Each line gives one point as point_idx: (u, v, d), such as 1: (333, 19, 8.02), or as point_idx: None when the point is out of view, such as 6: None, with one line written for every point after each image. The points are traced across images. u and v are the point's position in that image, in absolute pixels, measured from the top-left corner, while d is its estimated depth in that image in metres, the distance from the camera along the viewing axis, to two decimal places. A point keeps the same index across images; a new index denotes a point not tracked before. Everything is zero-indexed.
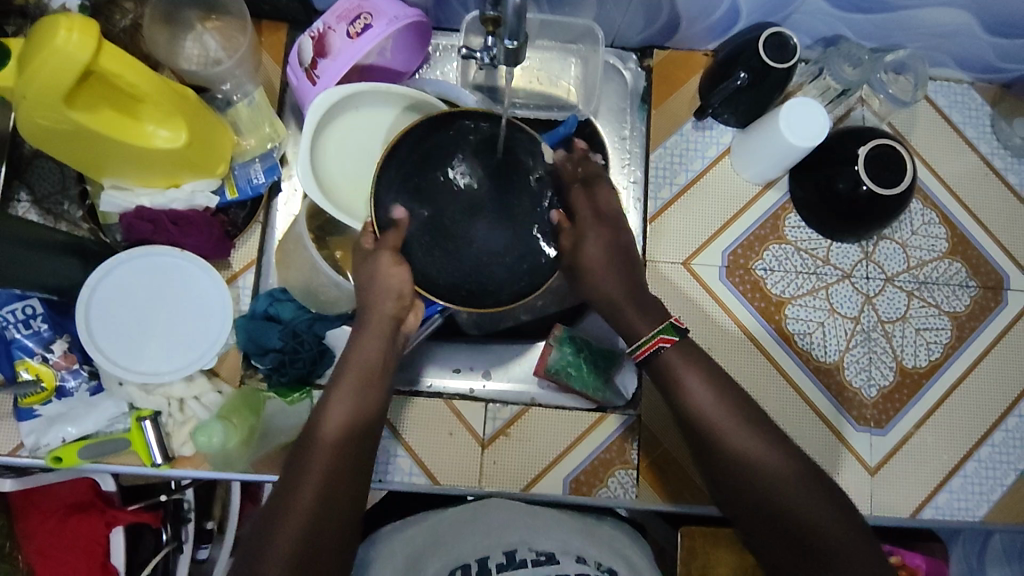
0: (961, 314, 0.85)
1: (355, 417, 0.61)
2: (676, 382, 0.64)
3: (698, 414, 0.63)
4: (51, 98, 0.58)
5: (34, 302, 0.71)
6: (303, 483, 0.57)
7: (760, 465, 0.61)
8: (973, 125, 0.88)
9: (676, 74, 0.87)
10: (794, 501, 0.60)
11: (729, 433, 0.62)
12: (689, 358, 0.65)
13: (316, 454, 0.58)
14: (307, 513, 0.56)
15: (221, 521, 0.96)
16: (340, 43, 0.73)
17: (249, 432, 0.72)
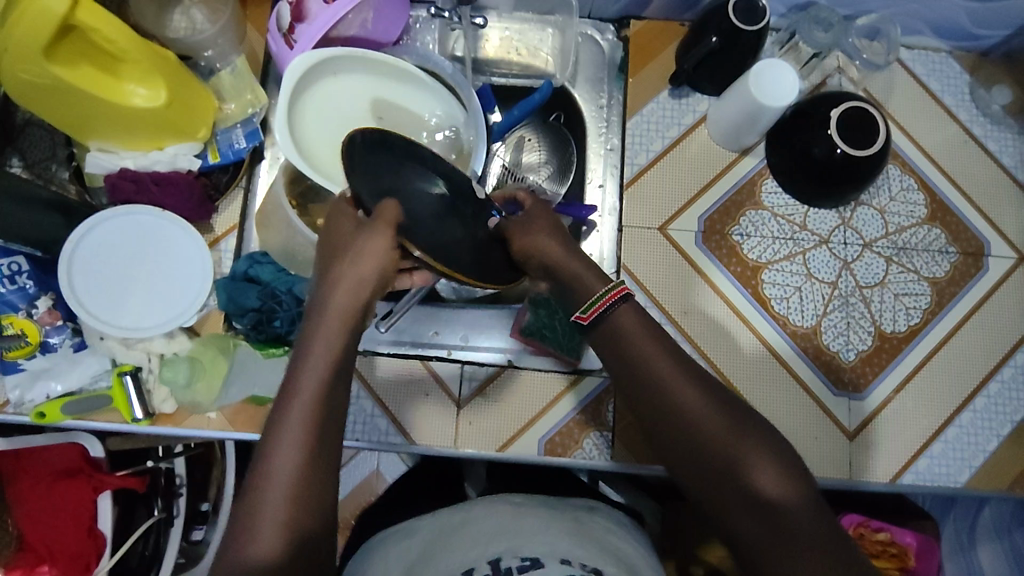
0: (941, 280, 0.85)
1: (316, 433, 0.52)
2: (624, 344, 0.59)
3: (650, 375, 0.57)
4: (31, 51, 0.60)
5: (19, 259, 0.72)
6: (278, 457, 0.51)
7: (714, 424, 0.55)
8: (951, 93, 0.88)
9: (653, 43, 0.87)
10: (748, 457, 0.53)
11: (681, 391, 0.56)
12: (644, 318, 0.61)
13: (273, 485, 0.50)
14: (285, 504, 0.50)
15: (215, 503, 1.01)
16: (318, 8, 0.75)
17: (217, 371, 0.76)
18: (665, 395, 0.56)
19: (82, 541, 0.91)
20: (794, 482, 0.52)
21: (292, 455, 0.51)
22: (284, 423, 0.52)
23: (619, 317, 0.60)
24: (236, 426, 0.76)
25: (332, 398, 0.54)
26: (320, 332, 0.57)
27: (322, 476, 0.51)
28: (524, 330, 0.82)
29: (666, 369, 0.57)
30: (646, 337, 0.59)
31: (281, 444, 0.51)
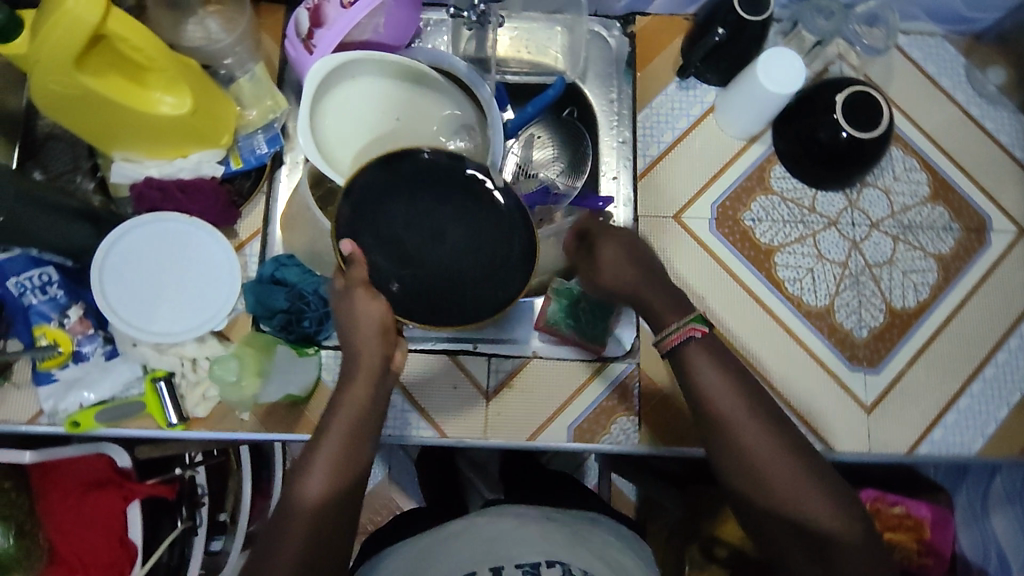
0: (946, 255, 0.87)
1: (343, 457, 0.60)
2: (692, 379, 0.61)
3: (719, 414, 0.60)
4: (63, 63, 0.61)
5: (50, 269, 0.74)
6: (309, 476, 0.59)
7: (776, 463, 0.58)
8: (948, 76, 0.91)
9: (661, 36, 0.90)
10: (805, 499, 0.57)
11: (726, 408, 0.60)
12: (713, 355, 0.62)
13: (299, 511, 0.58)
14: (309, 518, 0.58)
15: (233, 513, 1.04)
16: (334, 13, 0.76)
17: (259, 368, 0.75)
18: (728, 434, 0.59)
19: (114, 551, 0.91)
20: (847, 522, 0.57)
21: (321, 474, 0.59)
22: (317, 454, 0.60)
23: (691, 352, 0.62)
24: (268, 427, 0.78)
25: (359, 434, 0.61)
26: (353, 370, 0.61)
27: (343, 499, 0.59)
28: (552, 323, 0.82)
29: (732, 408, 0.60)
30: (716, 372, 0.61)
31: (313, 473, 0.59)
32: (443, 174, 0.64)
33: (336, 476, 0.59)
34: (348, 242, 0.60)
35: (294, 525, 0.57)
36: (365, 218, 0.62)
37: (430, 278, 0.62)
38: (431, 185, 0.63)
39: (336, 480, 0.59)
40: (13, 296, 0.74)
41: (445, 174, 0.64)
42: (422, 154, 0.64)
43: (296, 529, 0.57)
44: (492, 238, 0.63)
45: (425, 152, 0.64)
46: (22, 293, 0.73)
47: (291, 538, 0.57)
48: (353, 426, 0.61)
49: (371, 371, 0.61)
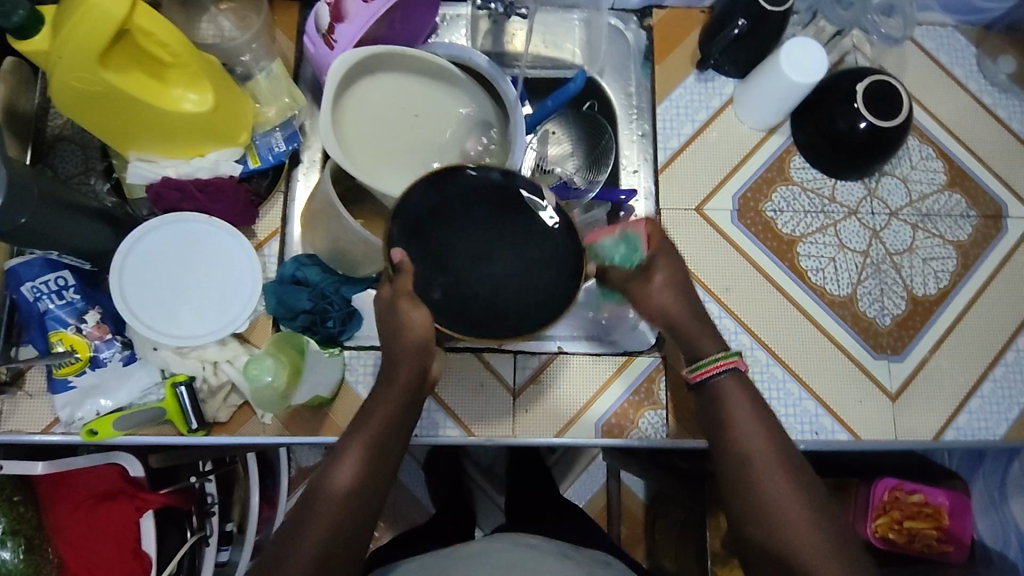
0: (964, 242, 0.88)
1: (370, 464, 0.57)
2: (723, 410, 0.58)
3: (744, 454, 0.56)
4: (87, 58, 0.59)
5: (66, 273, 0.72)
6: (334, 478, 0.56)
7: (796, 513, 0.54)
8: (960, 65, 0.92)
9: (677, 30, 0.90)
10: (822, 560, 0.52)
11: (756, 440, 0.56)
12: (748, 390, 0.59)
13: (318, 517, 0.54)
14: (332, 520, 0.54)
15: (240, 523, 1.01)
16: (356, 8, 0.75)
17: (294, 366, 0.70)
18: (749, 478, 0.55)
19: (127, 564, 0.88)
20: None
21: (349, 477, 0.56)
22: (344, 460, 0.57)
23: (726, 384, 0.58)
24: (291, 431, 0.76)
25: (384, 448, 0.58)
26: (390, 379, 0.59)
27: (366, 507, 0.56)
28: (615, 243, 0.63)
29: (760, 450, 0.56)
30: (750, 406, 0.57)
31: (336, 479, 0.55)
32: (497, 194, 0.60)
33: (359, 485, 0.56)
34: (398, 250, 0.57)
35: (310, 532, 0.54)
36: (412, 233, 0.59)
37: (473, 292, 0.58)
38: (477, 203, 0.60)
39: (358, 490, 0.56)
40: (28, 301, 0.72)
41: (492, 193, 0.60)
42: (468, 171, 0.61)
43: (311, 538, 0.53)
44: (543, 261, 0.59)
45: (471, 171, 0.60)
46: (38, 298, 0.72)
47: (306, 545, 0.53)
48: (382, 433, 0.58)
49: (405, 380, 0.59)
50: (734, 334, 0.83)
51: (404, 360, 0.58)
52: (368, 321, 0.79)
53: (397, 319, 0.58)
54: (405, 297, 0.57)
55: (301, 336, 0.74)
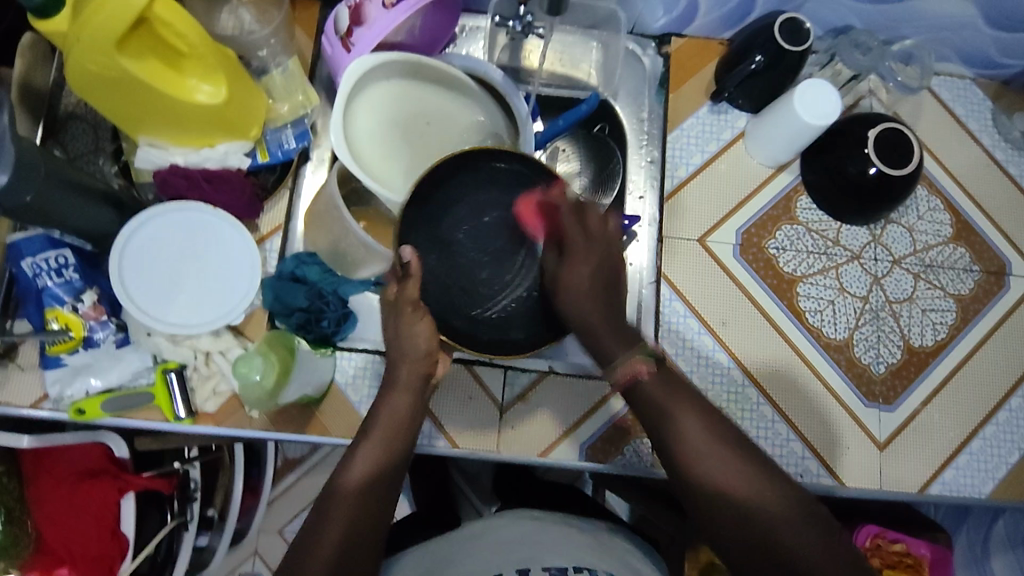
0: (965, 296, 0.88)
1: (386, 456, 0.62)
2: (649, 411, 0.63)
3: (684, 450, 0.61)
4: (104, 43, 0.60)
5: (66, 252, 0.73)
6: (352, 469, 0.60)
7: (721, 471, 0.60)
8: (975, 119, 0.92)
9: (694, 61, 0.91)
10: (777, 518, 0.58)
11: (680, 418, 0.61)
12: (666, 385, 0.63)
13: (338, 504, 0.58)
14: (352, 507, 0.58)
15: (222, 509, 1.03)
16: (376, 13, 0.75)
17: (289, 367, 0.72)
18: (690, 470, 0.61)
19: (104, 543, 0.88)
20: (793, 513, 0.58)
21: (364, 469, 0.60)
22: (356, 455, 0.61)
23: (647, 388, 0.63)
24: (279, 428, 0.77)
25: (396, 444, 0.62)
26: (392, 383, 0.64)
27: (383, 494, 0.60)
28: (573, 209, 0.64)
29: (694, 436, 0.61)
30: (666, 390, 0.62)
31: (352, 472, 0.60)
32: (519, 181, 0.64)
33: (372, 474, 0.60)
34: (409, 249, 0.60)
35: (332, 520, 0.58)
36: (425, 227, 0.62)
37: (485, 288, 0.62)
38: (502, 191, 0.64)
39: (373, 479, 0.60)
40: (28, 277, 0.72)
41: (517, 182, 0.64)
42: (497, 163, 0.65)
43: (333, 526, 0.57)
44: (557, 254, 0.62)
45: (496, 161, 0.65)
46: (37, 274, 0.72)
47: (330, 532, 0.57)
48: (390, 429, 0.63)
49: (408, 384, 0.63)
50: (726, 369, 0.83)
51: (404, 366, 0.63)
52: (363, 322, 0.80)
53: (402, 328, 0.61)
54: (410, 305, 0.60)
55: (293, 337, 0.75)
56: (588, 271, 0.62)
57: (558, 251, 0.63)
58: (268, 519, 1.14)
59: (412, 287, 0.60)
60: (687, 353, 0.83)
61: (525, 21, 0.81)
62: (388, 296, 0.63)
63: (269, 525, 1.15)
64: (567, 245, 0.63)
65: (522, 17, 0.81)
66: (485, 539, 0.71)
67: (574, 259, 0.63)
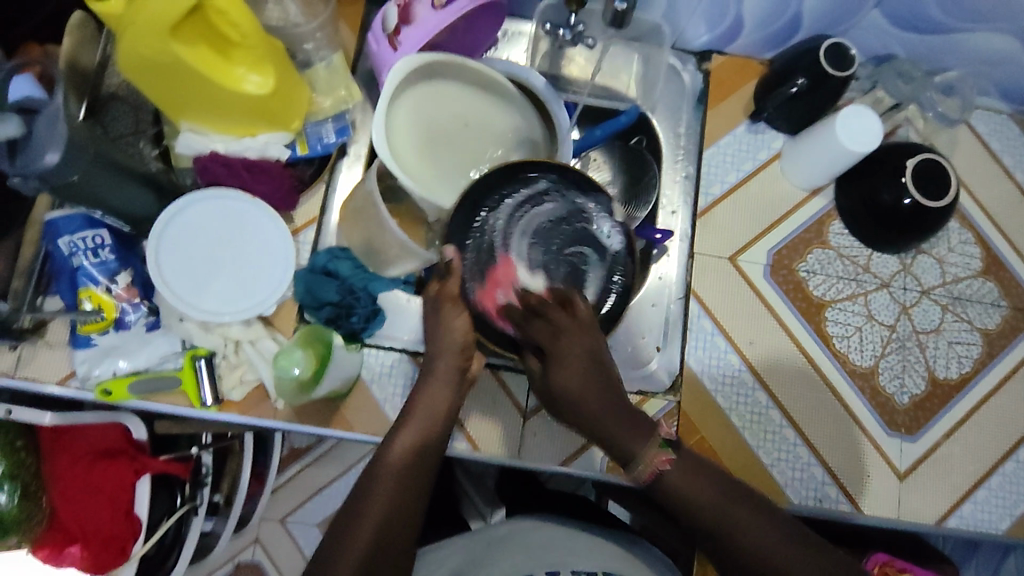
0: (992, 331, 0.88)
1: (427, 435, 0.65)
2: (674, 493, 0.60)
3: (695, 505, 0.59)
4: (158, 29, 0.60)
5: (103, 233, 0.74)
6: (396, 442, 0.63)
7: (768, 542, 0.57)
8: (1011, 154, 0.92)
9: (732, 79, 0.90)
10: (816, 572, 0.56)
11: (711, 497, 0.59)
12: (697, 472, 0.60)
13: (382, 477, 0.61)
14: (396, 476, 0.61)
15: (228, 495, 1.02)
16: (425, 13, 0.76)
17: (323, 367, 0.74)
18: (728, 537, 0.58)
19: (117, 524, 0.88)
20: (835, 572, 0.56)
21: (409, 444, 0.63)
22: (400, 432, 0.64)
23: (672, 481, 0.60)
24: (303, 421, 0.77)
25: (437, 427, 0.65)
26: (430, 375, 0.67)
27: (422, 473, 0.63)
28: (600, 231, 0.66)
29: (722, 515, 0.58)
30: (697, 478, 0.60)
31: (395, 446, 0.63)
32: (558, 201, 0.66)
33: (413, 456, 0.63)
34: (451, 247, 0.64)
35: (376, 492, 0.60)
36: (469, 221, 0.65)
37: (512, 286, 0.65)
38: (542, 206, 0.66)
39: (418, 455, 0.63)
40: (63, 256, 0.72)
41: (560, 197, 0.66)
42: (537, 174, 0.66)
43: (374, 509, 0.59)
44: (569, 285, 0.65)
45: (541, 174, 0.66)
46: (72, 253, 0.72)
47: (373, 507, 0.59)
48: (432, 411, 0.66)
49: (443, 376, 0.67)
50: (750, 391, 0.83)
51: (443, 357, 0.66)
52: (392, 320, 0.80)
53: (440, 322, 0.66)
54: (448, 301, 0.65)
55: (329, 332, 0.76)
56: (578, 370, 0.63)
57: (550, 355, 0.63)
58: (271, 507, 1.14)
59: (452, 284, 0.65)
60: (712, 371, 0.83)
61: (577, 30, 0.82)
62: (430, 291, 0.67)
63: (274, 515, 1.14)
64: (552, 349, 0.63)
65: (573, 27, 0.83)
66: (506, 545, 0.71)
67: (564, 340, 0.63)
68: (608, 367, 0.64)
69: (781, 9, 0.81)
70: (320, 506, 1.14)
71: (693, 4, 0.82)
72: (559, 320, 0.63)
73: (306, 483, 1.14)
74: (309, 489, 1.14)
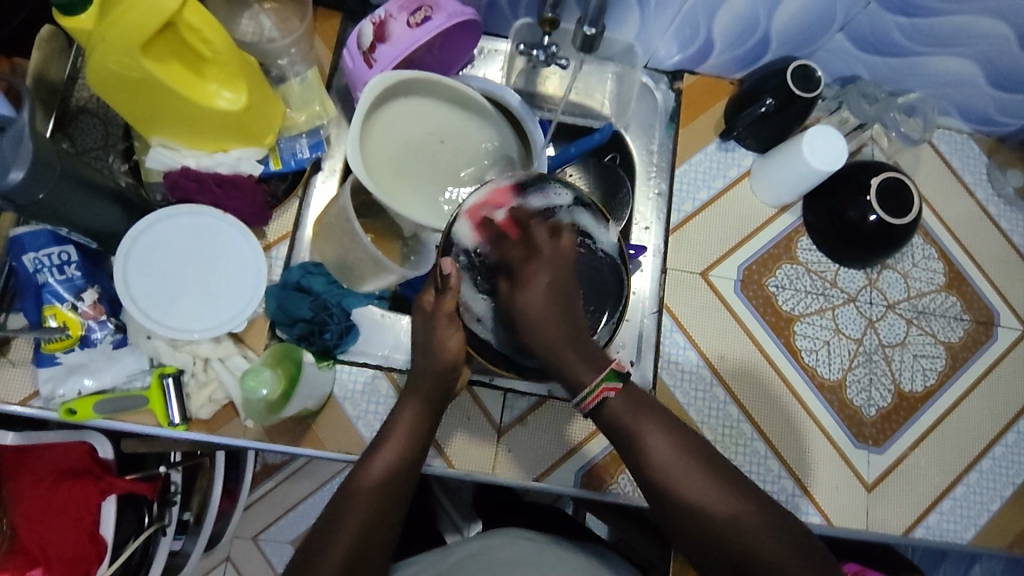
0: (955, 344, 0.90)
1: (399, 459, 0.62)
2: (622, 431, 0.61)
3: (658, 469, 0.60)
4: (128, 45, 0.60)
5: (70, 249, 0.72)
6: (368, 469, 0.61)
7: (746, 527, 0.58)
8: (971, 172, 0.95)
9: (704, 98, 0.92)
10: (774, 554, 0.57)
11: (664, 449, 0.60)
12: (647, 418, 0.61)
13: (352, 506, 0.59)
14: (366, 507, 0.59)
15: (198, 514, 1.00)
16: (400, 31, 0.77)
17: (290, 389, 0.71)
18: (697, 507, 0.59)
19: (82, 546, 0.84)
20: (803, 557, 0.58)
21: (380, 472, 0.61)
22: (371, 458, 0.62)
23: (612, 404, 0.61)
24: (272, 439, 0.76)
25: (412, 451, 0.63)
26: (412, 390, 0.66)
27: (394, 501, 0.61)
28: (537, 211, 0.59)
29: (695, 487, 0.59)
30: (659, 436, 0.61)
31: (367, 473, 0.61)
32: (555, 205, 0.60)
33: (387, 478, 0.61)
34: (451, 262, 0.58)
35: (347, 520, 0.58)
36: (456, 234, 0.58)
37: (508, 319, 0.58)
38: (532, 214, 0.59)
39: (390, 480, 0.61)
40: (28, 272, 0.71)
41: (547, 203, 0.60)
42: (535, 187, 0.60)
43: (346, 529, 0.58)
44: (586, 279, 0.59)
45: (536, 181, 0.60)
46: (38, 270, 0.71)
47: (341, 537, 0.58)
48: (407, 440, 0.64)
49: (426, 395, 0.65)
50: (722, 404, 0.84)
51: (426, 379, 0.65)
52: (364, 337, 0.80)
53: (435, 339, 0.62)
54: (445, 315, 0.60)
55: (298, 350, 0.74)
56: (542, 292, 0.57)
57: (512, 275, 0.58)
58: (243, 524, 1.12)
59: (448, 300, 0.59)
60: (685, 386, 0.84)
61: (550, 52, 0.84)
62: (424, 305, 0.63)
63: (246, 532, 1.13)
64: (518, 270, 0.58)
65: (546, 47, 0.85)
66: (481, 560, 0.71)
67: (533, 265, 0.58)
68: (573, 295, 0.59)
69: (751, 29, 0.82)
70: (293, 523, 1.13)
71: (665, 24, 0.83)
72: (544, 242, 0.59)
73: (278, 500, 1.12)
74: (281, 506, 1.12)
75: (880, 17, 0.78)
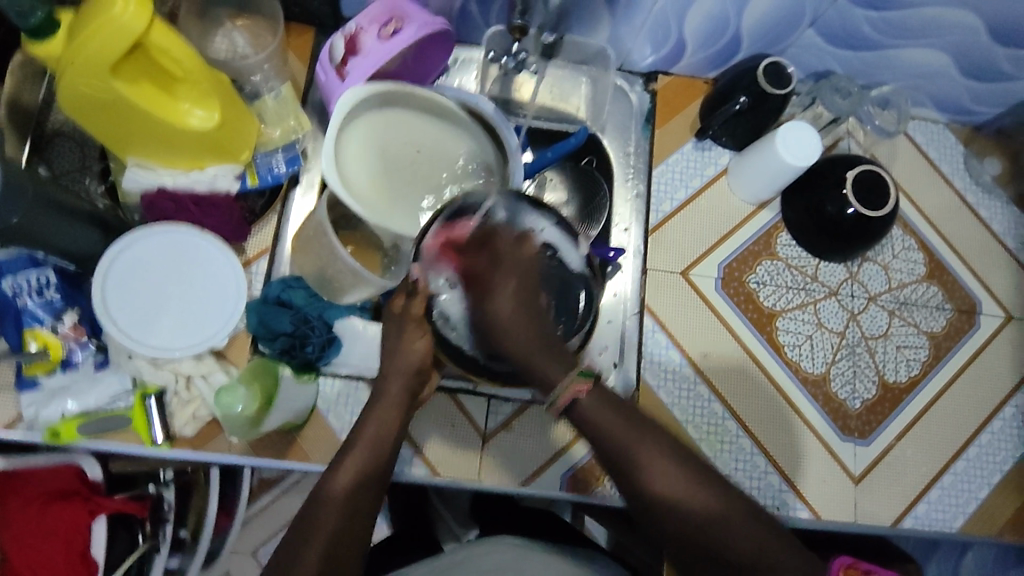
0: (938, 333, 0.90)
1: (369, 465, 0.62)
2: (601, 434, 0.60)
3: (640, 469, 0.59)
4: (96, 68, 0.60)
5: (48, 272, 0.72)
6: (336, 477, 0.61)
7: (718, 520, 0.58)
8: (947, 162, 0.95)
9: (678, 98, 0.93)
10: (747, 545, 0.58)
11: (642, 450, 0.59)
12: (623, 419, 0.60)
13: (324, 514, 0.59)
14: (337, 515, 0.59)
15: None
16: (371, 43, 0.77)
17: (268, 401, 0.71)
18: (671, 501, 0.58)
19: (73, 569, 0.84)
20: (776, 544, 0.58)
21: (348, 477, 0.61)
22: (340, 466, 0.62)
23: (587, 408, 0.60)
24: (257, 453, 0.76)
25: (381, 454, 0.63)
26: (380, 395, 0.65)
27: (365, 506, 0.61)
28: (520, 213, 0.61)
29: (672, 485, 0.59)
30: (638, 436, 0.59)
31: (335, 480, 0.61)
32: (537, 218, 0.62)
33: (358, 485, 0.61)
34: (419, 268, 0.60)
35: (319, 529, 0.58)
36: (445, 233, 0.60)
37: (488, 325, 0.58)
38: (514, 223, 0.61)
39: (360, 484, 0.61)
40: (7, 296, 0.71)
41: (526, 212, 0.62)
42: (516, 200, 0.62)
43: (318, 537, 0.58)
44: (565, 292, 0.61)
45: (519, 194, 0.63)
46: (16, 294, 0.71)
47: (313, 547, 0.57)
48: (375, 443, 0.63)
49: (400, 405, 0.65)
50: (706, 402, 0.84)
51: (395, 385, 0.64)
52: (347, 347, 0.81)
53: (402, 342, 0.63)
54: (413, 319, 0.62)
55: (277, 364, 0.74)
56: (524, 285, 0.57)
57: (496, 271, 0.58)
58: None
59: (417, 310, 0.61)
60: (668, 385, 0.84)
61: (519, 58, 0.86)
62: (394, 309, 0.64)
63: None
64: (500, 262, 0.58)
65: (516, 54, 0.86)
66: (467, 567, 0.71)
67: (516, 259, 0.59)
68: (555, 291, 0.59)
69: (721, 28, 0.83)
70: None
71: (636, 26, 0.84)
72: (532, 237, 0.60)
73: None
74: None
75: (849, 13, 0.79)
